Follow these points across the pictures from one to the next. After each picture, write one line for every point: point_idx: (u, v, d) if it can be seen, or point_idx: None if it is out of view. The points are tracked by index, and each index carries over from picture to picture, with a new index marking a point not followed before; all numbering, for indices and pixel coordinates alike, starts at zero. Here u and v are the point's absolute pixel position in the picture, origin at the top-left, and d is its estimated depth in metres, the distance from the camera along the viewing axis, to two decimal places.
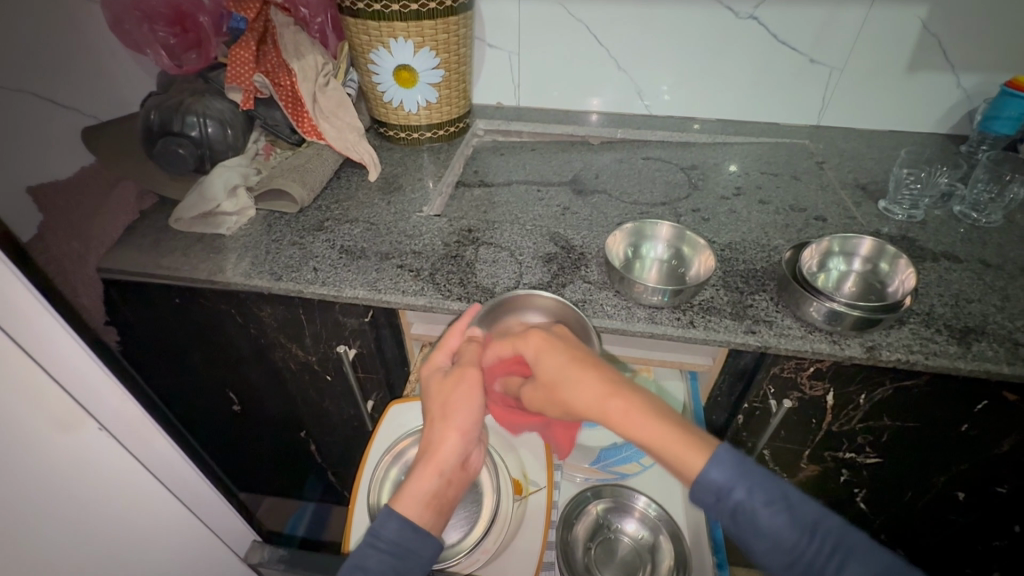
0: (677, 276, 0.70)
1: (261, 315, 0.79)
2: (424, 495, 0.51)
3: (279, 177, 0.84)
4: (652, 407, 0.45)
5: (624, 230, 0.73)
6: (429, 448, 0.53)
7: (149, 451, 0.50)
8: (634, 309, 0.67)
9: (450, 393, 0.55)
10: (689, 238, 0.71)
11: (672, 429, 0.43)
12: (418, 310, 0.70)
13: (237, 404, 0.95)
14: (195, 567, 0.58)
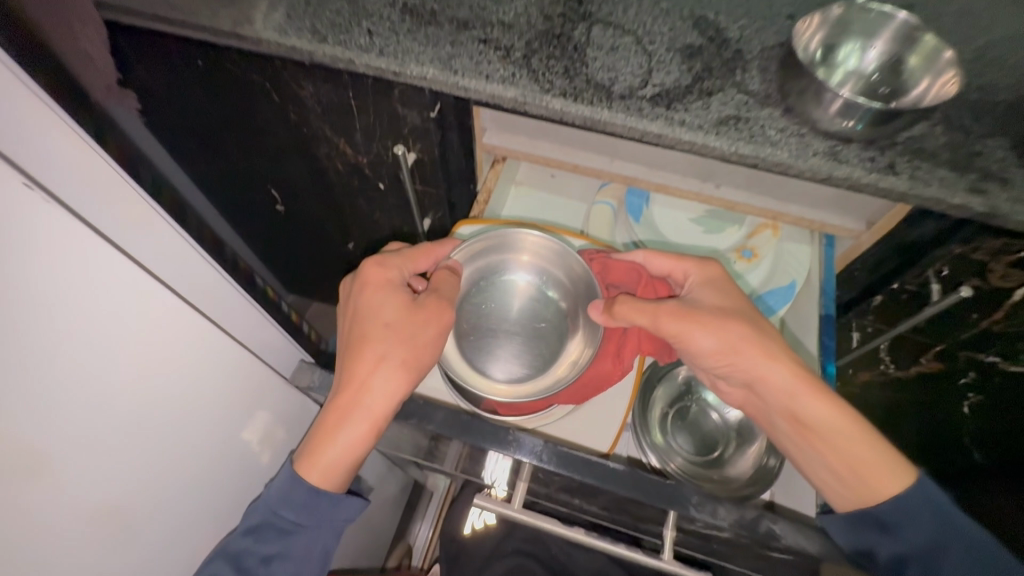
0: (880, 99, 0.50)
1: (304, 98, 0.63)
2: (355, 451, 0.45)
3: None
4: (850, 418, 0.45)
5: (827, 14, 0.49)
6: (361, 397, 0.45)
7: (154, 236, 0.40)
8: (808, 138, 0.47)
9: (415, 334, 0.47)
10: (929, 41, 0.47)
11: (879, 450, 0.44)
12: (504, 107, 0.52)
13: (281, 204, 0.86)
14: (246, 400, 0.48)
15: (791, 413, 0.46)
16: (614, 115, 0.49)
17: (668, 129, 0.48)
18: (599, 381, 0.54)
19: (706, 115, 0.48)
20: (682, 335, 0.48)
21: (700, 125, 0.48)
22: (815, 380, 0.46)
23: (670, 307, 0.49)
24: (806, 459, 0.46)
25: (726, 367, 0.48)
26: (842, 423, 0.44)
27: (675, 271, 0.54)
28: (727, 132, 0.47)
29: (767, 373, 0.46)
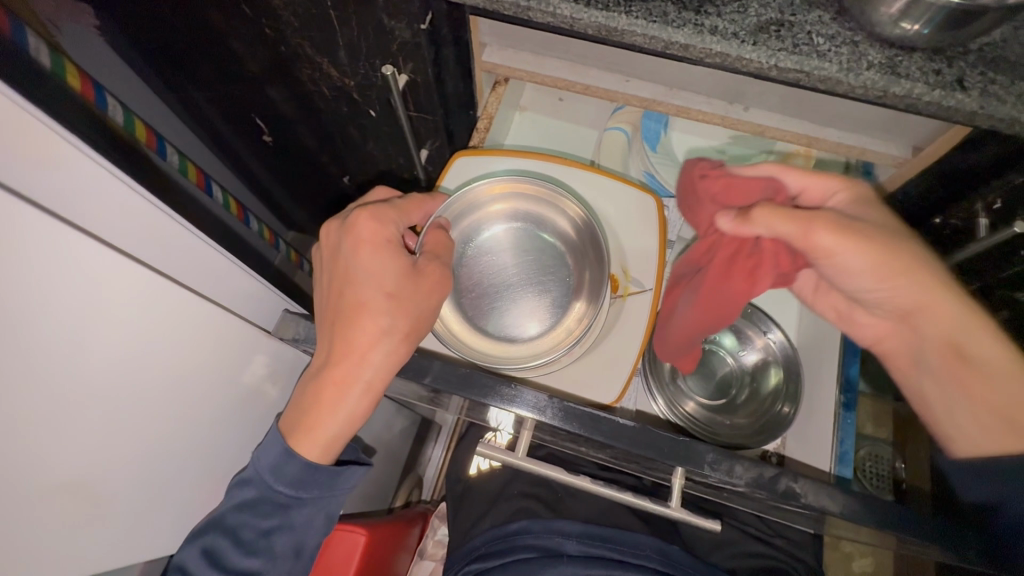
0: None
1: (278, 9, 0.55)
2: (354, 421, 0.44)
3: None
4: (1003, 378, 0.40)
5: None
6: (360, 370, 0.42)
7: (85, 183, 0.34)
8: (861, 46, 0.40)
9: (412, 302, 0.43)
10: None
11: None
12: (503, 14, 0.44)
13: (268, 135, 0.79)
14: (231, 362, 0.45)
15: (951, 345, 0.41)
16: (633, 22, 0.41)
17: (696, 38, 0.41)
18: (722, 307, 0.45)
19: (743, 20, 0.41)
20: (819, 244, 0.38)
21: (735, 33, 0.40)
22: (974, 312, 0.40)
23: (828, 217, 0.38)
24: (944, 402, 0.43)
25: (880, 292, 0.41)
26: (1000, 360, 0.40)
27: (810, 189, 0.45)
28: (766, 40, 0.40)
29: (909, 296, 0.40)
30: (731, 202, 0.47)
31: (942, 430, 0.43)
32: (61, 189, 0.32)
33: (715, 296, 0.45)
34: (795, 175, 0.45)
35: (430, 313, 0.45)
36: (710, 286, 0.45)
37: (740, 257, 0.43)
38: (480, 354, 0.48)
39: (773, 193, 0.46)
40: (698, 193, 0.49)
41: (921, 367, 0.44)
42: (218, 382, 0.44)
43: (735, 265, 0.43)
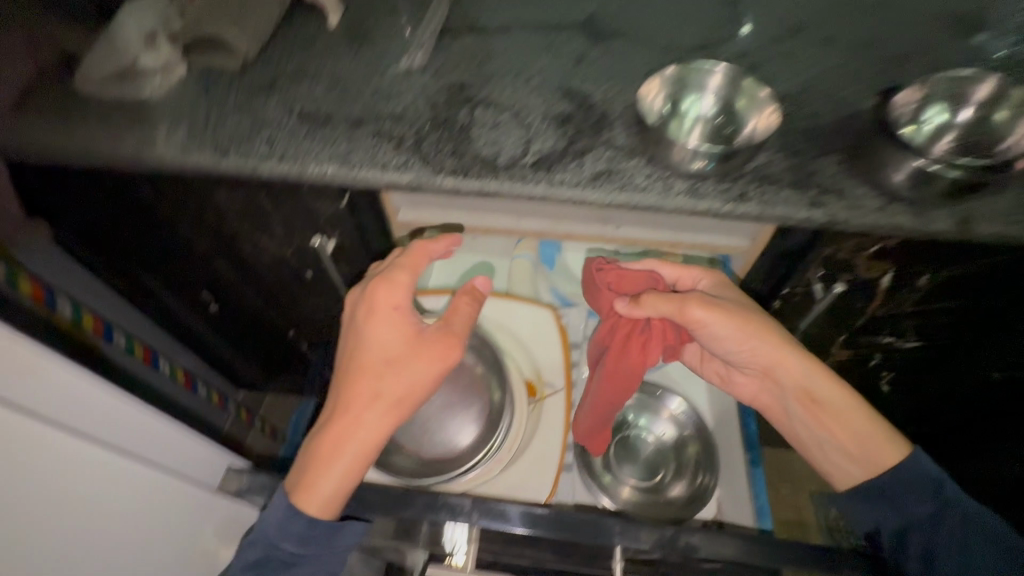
0: (724, 137, 0.56)
1: (218, 204, 0.66)
2: (356, 483, 0.49)
3: (207, 17, 0.65)
4: (852, 413, 0.55)
5: (664, 76, 0.58)
6: (357, 424, 0.50)
7: (49, 382, 0.42)
8: (671, 180, 0.54)
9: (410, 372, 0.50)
10: (746, 87, 0.57)
11: (874, 428, 0.55)
12: (402, 191, 0.56)
13: (213, 305, 0.86)
14: (176, 528, 0.50)
15: (808, 396, 0.56)
16: (500, 184, 0.54)
17: (549, 190, 0.54)
18: (625, 380, 0.56)
19: (582, 172, 0.55)
20: (693, 315, 0.54)
21: (577, 182, 0.54)
22: (822, 369, 0.56)
23: (694, 295, 0.54)
24: (819, 440, 0.58)
25: (746, 353, 0.56)
26: (845, 402, 0.56)
27: (683, 278, 0.60)
28: (601, 184, 0.53)
29: (767, 358, 0.56)
30: (624, 289, 0.59)
31: (823, 465, 0.59)
32: (28, 394, 0.41)
33: (626, 369, 0.56)
34: (672, 272, 0.60)
35: (424, 382, 0.51)
36: (619, 362, 0.56)
37: (642, 334, 0.56)
38: (418, 474, 0.54)
39: (655, 284, 0.60)
40: (597, 283, 0.60)
41: (791, 413, 0.59)
42: (160, 551, 0.48)
43: (631, 342, 0.56)
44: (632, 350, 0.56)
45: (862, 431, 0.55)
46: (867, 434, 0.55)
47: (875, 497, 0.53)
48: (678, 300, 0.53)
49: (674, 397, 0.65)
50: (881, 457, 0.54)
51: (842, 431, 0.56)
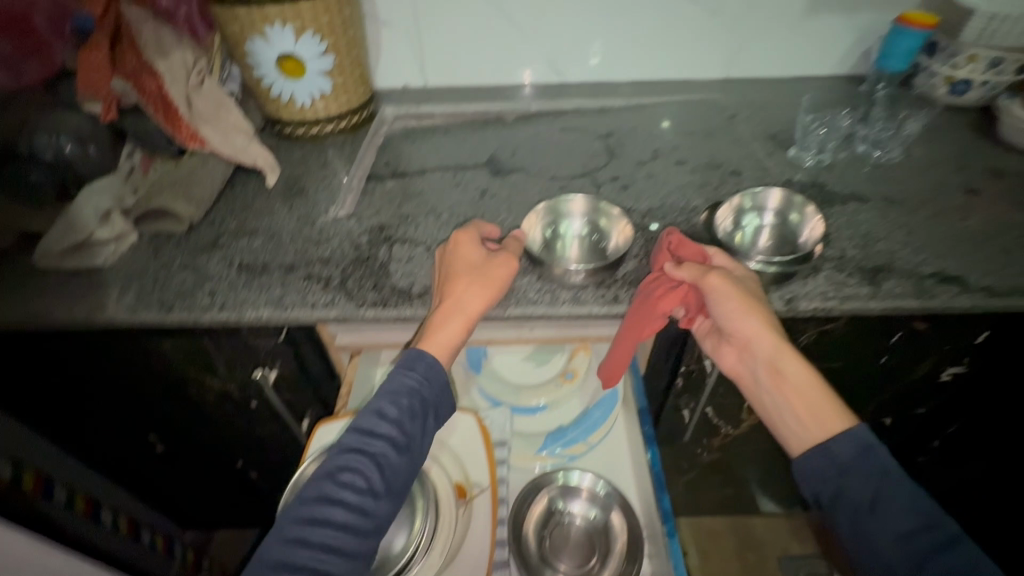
0: (598, 251, 0.70)
1: (163, 350, 0.71)
2: (451, 345, 0.58)
3: (161, 195, 0.75)
4: (808, 391, 0.57)
5: (540, 210, 0.71)
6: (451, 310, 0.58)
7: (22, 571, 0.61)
8: (558, 291, 0.64)
9: (475, 284, 0.59)
10: (604, 208, 0.72)
11: (827, 407, 0.56)
12: (331, 324, 0.64)
13: (159, 446, 0.87)
14: None
15: (776, 367, 0.58)
16: (414, 310, 0.63)
17: None
18: (643, 325, 0.60)
19: None
20: (710, 282, 0.58)
21: None
22: (792, 348, 0.58)
23: (717, 274, 0.58)
24: (778, 407, 0.58)
25: (737, 326, 0.59)
26: (807, 379, 0.57)
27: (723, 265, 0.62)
28: (499, 301, 0.63)
29: (753, 332, 0.58)
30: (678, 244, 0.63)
31: (780, 431, 0.59)
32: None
33: (655, 314, 0.59)
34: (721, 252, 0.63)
35: (501, 274, 0.61)
36: (653, 309, 0.59)
37: (675, 290, 0.59)
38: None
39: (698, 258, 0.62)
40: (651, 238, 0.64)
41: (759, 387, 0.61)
42: None
43: (658, 287, 0.60)
44: (649, 301, 0.59)
45: (814, 399, 0.56)
46: (819, 410, 0.56)
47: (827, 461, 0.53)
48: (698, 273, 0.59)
49: (589, 477, 0.72)
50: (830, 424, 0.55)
51: (800, 393, 0.57)
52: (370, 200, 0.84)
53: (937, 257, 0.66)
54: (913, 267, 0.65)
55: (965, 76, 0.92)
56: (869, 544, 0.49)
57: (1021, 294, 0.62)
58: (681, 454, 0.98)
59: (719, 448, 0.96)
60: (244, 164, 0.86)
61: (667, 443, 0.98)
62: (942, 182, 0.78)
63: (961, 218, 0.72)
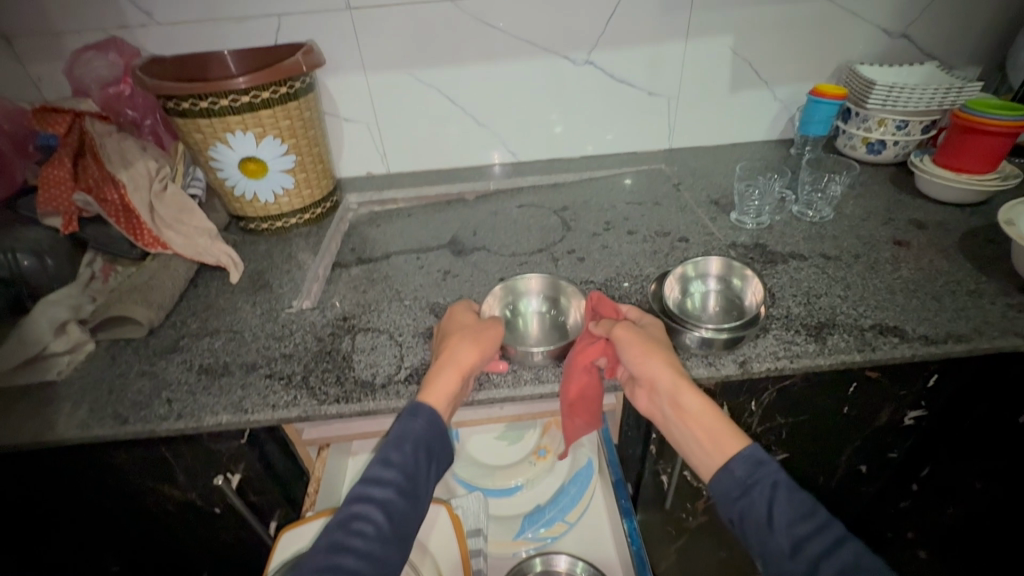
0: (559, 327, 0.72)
1: (116, 464, 0.68)
2: (451, 393, 0.58)
3: (118, 304, 0.74)
4: (709, 417, 0.54)
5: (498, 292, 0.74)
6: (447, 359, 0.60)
7: None
8: (520, 372, 0.65)
9: (474, 335, 0.63)
10: (561, 287, 0.74)
11: (726, 433, 0.53)
12: (293, 423, 0.63)
13: (114, 567, 0.80)
14: None
15: (676, 403, 0.56)
16: (378, 403, 0.63)
17: None
18: (581, 385, 0.61)
19: None
20: (617, 335, 0.61)
21: None
22: (688, 381, 0.56)
23: (623, 324, 0.62)
24: (687, 441, 0.55)
25: (641, 370, 0.59)
26: (707, 410, 0.54)
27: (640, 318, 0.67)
28: None
29: (650, 369, 0.58)
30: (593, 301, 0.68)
31: (693, 464, 0.55)
32: None
33: (575, 367, 0.61)
34: (633, 310, 0.68)
35: (489, 332, 0.63)
36: (574, 363, 0.61)
37: (592, 342, 0.62)
38: None
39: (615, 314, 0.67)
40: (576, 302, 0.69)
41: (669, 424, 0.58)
42: None
43: (578, 342, 0.63)
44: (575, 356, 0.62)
45: (714, 426, 0.53)
46: (720, 434, 0.53)
47: (733, 484, 0.50)
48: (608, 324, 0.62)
49: (566, 559, 0.70)
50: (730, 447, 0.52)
51: (699, 421, 0.54)
52: (335, 289, 0.85)
53: (874, 310, 0.70)
54: (854, 321, 0.69)
55: (878, 138, 1.02)
56: (775, 564, 0.46)
57: (955, 340, 0.65)
58: (668, 521, 0.96)
59: (704, 511, 0.94)
60: (207, 262, 0.87)
61: (653, 511, 0.96)
62: (871, 237, 0.84)
63: (892, 270, 0.77)
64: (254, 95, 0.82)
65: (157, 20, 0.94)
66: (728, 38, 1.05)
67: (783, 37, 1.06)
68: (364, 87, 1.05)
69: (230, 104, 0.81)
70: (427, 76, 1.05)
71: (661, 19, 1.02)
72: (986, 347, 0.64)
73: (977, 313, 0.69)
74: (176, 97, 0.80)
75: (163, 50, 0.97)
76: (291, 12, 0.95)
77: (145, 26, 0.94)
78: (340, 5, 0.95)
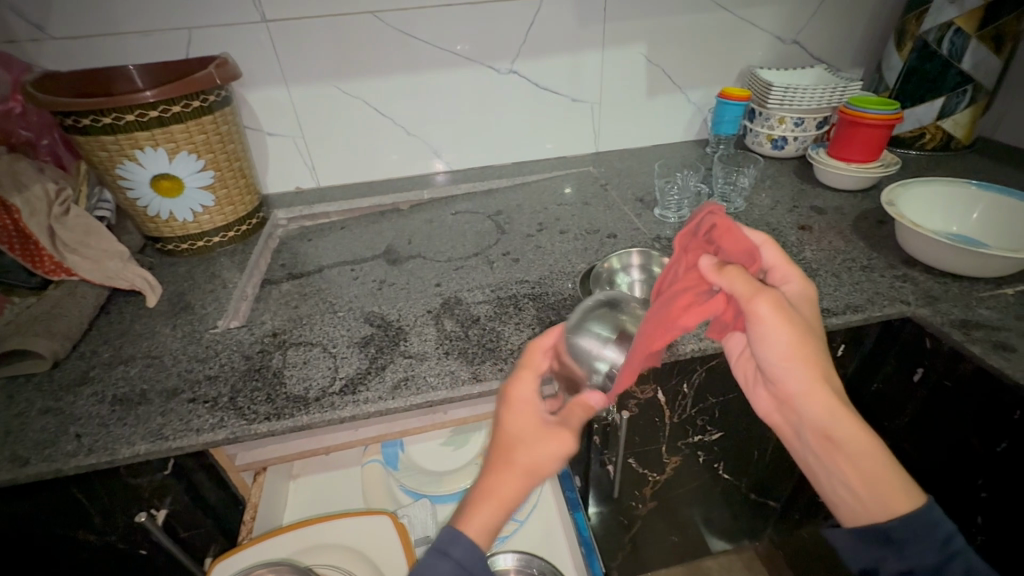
0: None
1: (18, 513, 0.61)
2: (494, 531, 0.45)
3: (15, 336, 0.68)
4: (861, 454, 0.48)
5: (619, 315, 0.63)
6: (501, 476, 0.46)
7: None
8: (457, 373, 0.65)
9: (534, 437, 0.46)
10: None
11: (883, 468, 0.48)
12: (221, 447, 0.60)
13: None
14: None
15: (825, 431, 0.49)
16: (312, 417, 0.61)
17: (358, 408, 0.62)
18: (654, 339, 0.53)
19: (384, 385, 0.64)
20: (757, 308, 0.49)
21: (381, 395, 0.63)
22: (848, 408, 0.49)
23: (771, 292, 0.49)
24: (825, 471, 0.51)
25: (781, 367, 0.50)
26: (870, 450, 0.48)
27: (777, 270, 0.58)
28: (400, 393, 0.63)
29: (790, 373, 0.50)
30: (721, 239, 0.57)
31: (829, 496, 0.52)
32: None
33: (673, 331, 0.52)
34: (787, 268, 0.57)
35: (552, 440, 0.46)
36: (670, 325, 0.53)
37: (712, 299, 0.53)
38: None
39: (750, 263, 0.57)
40: (695, 226, 0.59)
41: (802, 438, 0.53)
42: None
43: (683, 298, 0.54)
44: (692, 314, 0.52)
45: (873, 472, 0.48)
46: (881, 478, 0.48)
47: (885, 543, 0.48)
48: (750, 283, 0.50)
49: (514, 553, 0.70)
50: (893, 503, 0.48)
51: (857, 463, 0.48)
52: (264, 306, 0.82)
53: None
54: None
55: (780, 135, 1.11)
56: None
57: (852, 310, 0.72)
58: (620, 511, 0.98)
59: (652, 496, 0.97)
60: (120, 287, 0.82)
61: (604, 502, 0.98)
62: (780, 224, 0.92)
63: (798, 252, 0.84)
64: (164, 109, 0.78)
65: (51, 35, 0.88)
66: (641, 46, 1.11)
67: (691, 45, 1.13)
68: (286, 101, 1.03)
69: (137, 119, 0.77)
70: (351, 88, 1.04)
71: (577, 29, 1.07)
72: (878, 315, 0.71)
73: (870, 285, 0.77)
74: (74, 114, 0.76)
75: (60, 65, 0.91)
76: (202, 25, 0.92)
77: (37, 40, 0.88)
78: (256, 18, 0.93)
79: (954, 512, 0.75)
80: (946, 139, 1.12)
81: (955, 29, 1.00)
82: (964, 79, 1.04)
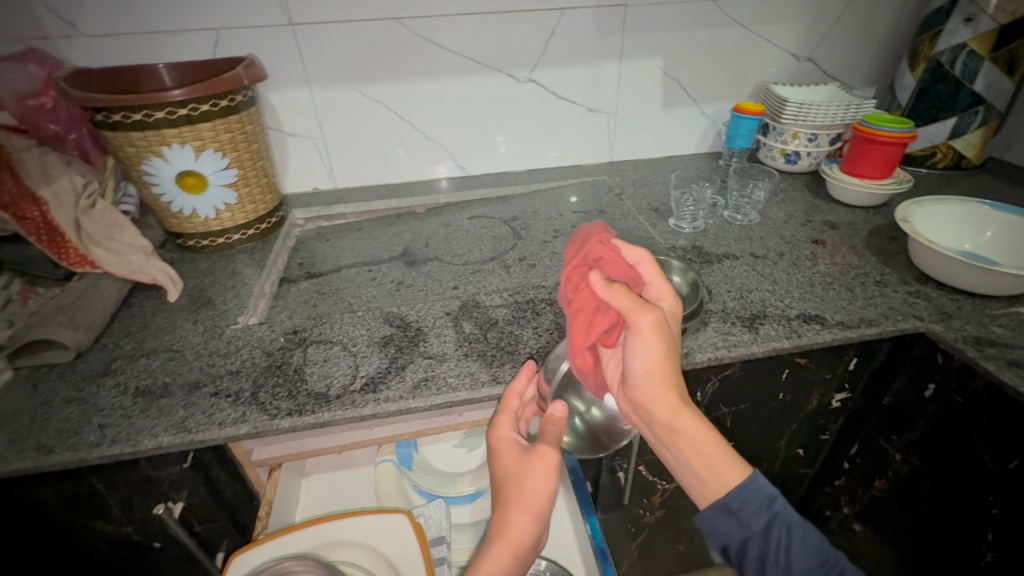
0: None
1: (40, 501, 0.62)
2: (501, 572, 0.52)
3: (40, 326, 0.68)
4: (705, 439, 0.53)
5: None
6: (514, 514, 0.54)
7: None
8: (477, 375, 0.66)
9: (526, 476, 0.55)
10: None
11: (721, 454, 0.53)
12: (242, 440, 0.61)
13: None
14: None
15: (671, 428, 0.53)
16: (333, 414, 0.61)
17: (378, 406, 0.62)
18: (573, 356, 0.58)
19: (404, 385, 0.65)
20: (641, 324, 0.53)
21: (401, 394, 0.63)
22: (691, 406, 0.54)
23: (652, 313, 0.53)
24: (677, 461, 0.54)
25: (643, 372, 0.54)
26: (705, 438, 0.53)
27: (654, 285, 0.61)
28: (421, 393, 0.64)
29: (650, 378, 0.54)
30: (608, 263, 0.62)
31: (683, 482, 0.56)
32: None
33: (579, 354, 0.58)
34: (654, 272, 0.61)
35: (540, 467, 0.55)
36: (575, 350, 0.58)
37: (603, 316, 0.57)
38: None
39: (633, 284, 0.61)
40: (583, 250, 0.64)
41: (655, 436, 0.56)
42: None
43: (580, 320, 0.57)
44: (592, 330, 0.57)
45: (707, 454, 0.52)
46: (718, 461, 0.52)
47: (729, 516, 0.52)
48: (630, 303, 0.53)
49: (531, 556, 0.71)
50: (728, 478, 0.52)
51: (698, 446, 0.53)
52: (283, 304, 0.83)
53: (798, 301, 0.77)
54: (781, 311, 0.75)
55: (794, 149, 1.12)
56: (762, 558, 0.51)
57: (867, 324, 0.73)
58: (627, 519, 0.98)
59: (660, 505, 0.97)
60: (142, 281, 0.82)
61: (612, 510, 0.98)
62: (794, 237, 0.93)
63: (812, 265, 0.85)
64: (192, 107, 0.80)
65: (81, 32, 0.90)
66: (658, 59, 1.13)
67: (707, 60, 1.15)
68: (309, 104, 1.04)
69: (166, 117, 0.79)
70: (373, 92, 1.06)
71: (595, 41, 1.08)
72: (893, 329, 0.72)
73: (884, 300, 0.77)
74: (105, 109, 0.77)
75: (89, 61, 0.92)
76: (229, 27, 0.94)
77: (68, 37, 0.90)
78: (283, 22, 0.95)
79: (964, 529, 0.76)
80: (957, 158, 1.14)
81: (969, 51, 1.02)
82: (975, 101, 1.05)
